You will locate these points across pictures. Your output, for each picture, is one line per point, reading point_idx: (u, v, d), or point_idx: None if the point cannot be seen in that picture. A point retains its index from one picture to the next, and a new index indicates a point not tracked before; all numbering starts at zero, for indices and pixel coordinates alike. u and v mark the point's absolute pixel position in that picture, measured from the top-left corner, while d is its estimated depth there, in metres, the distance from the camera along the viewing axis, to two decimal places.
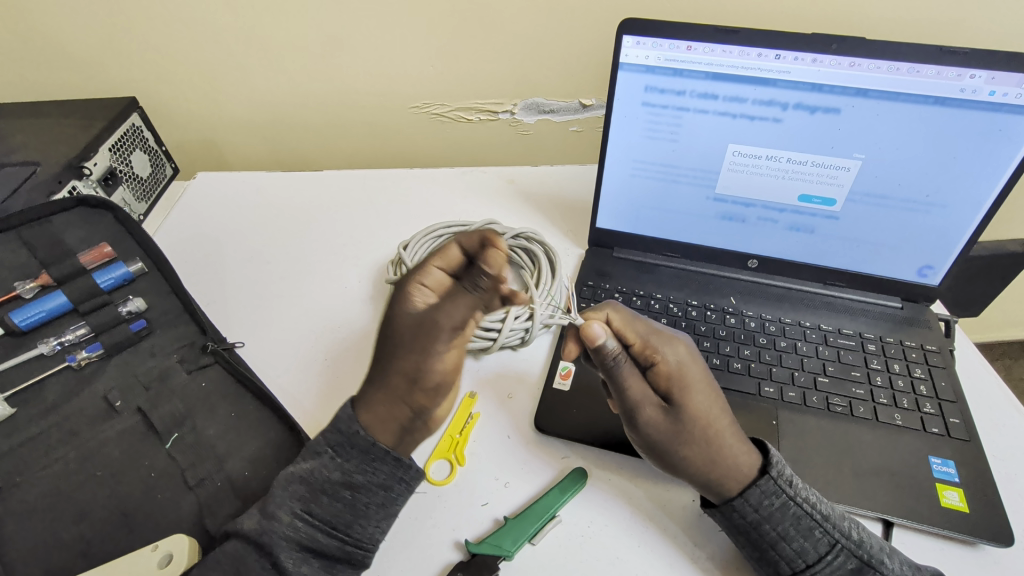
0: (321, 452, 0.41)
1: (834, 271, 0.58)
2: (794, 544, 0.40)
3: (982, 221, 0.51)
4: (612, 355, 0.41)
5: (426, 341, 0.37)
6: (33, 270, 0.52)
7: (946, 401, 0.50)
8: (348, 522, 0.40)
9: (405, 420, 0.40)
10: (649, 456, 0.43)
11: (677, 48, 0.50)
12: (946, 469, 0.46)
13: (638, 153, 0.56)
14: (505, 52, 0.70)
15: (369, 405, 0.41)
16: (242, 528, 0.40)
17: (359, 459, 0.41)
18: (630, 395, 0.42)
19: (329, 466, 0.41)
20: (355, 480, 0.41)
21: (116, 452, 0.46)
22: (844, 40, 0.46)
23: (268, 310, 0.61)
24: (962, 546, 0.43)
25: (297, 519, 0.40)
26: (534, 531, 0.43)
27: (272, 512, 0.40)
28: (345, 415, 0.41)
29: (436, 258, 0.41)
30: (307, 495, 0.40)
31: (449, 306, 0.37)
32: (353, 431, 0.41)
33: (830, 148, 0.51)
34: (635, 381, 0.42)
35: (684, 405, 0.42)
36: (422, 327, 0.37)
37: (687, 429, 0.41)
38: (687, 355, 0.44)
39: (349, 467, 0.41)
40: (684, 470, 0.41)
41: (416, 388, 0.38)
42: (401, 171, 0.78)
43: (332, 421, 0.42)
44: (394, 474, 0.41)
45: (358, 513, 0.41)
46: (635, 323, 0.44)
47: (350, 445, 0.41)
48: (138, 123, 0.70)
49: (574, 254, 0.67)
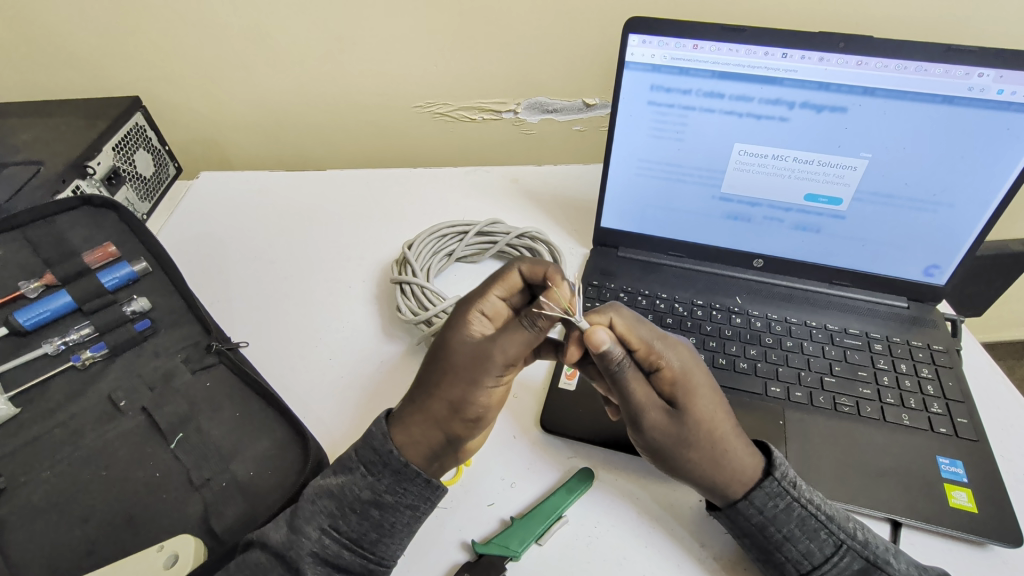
0: (352, 468, 0.41)
1: (839, 270, 0.58)
2: (800, 546, 0.40)
3: (990, 220, 0.51)
4: (616, 360, 0.39)
5: (477, 371, 0.38)
6: (38, 269, 0.52)
7: (954, 401, 0.50)
8: (374, 541, 0.40)
9: (437, 446, 0.40)
10: (654, 460, 0.43)
11: (683, 46, 0.50)
12: (954, 469, 0.45)
13: (643, 152, 0.56)
14: (509, 51, 0.69)
15: (403, 428, 0.40)
16: (268, 540, 0.40)
17: (391, 480, 0.40)
18: (636, 402, 0.40)
19: (360, 483, 0.40)
20: (384, 501, 0.40)
21: (121, 452, 0.46)
22: (851, 38, 0.46)
23: (271, 310, 0.60)
24: (970, 546, 0.43)
25: (324, 535, 0.40)
26: (541, 532, 0.43)
27: (301, 526, 0.40)
28: (380, 432, 0.41)
29: (498, 284, 0.42)
30: (335, 512, 0.40)
31: (511, 339, 0.39)
32: (387, 451, 0.40)
33: (836, 147, 0.51)
34: (640, 387, 0.40)
35: (690, 411, 0.41)
36: (479, 358, 0.39)
37: (693, 435, 0.40)
38: (689, 357, 0.43)
39: (379, 487, 0.40)
40: (689, 474, 0.41)
41: (457, 418, 0.39)
42: (405, 171, 0.78)
43: (366, 437, 0.41)
44: (423, 495, 0.40)
45: (384, 532, 0.40)
46: (640, 326, 0.42)
47: (383, 465, 0.40)
48: (141, 122, 0.70)
49: (578, 253, 0.67)
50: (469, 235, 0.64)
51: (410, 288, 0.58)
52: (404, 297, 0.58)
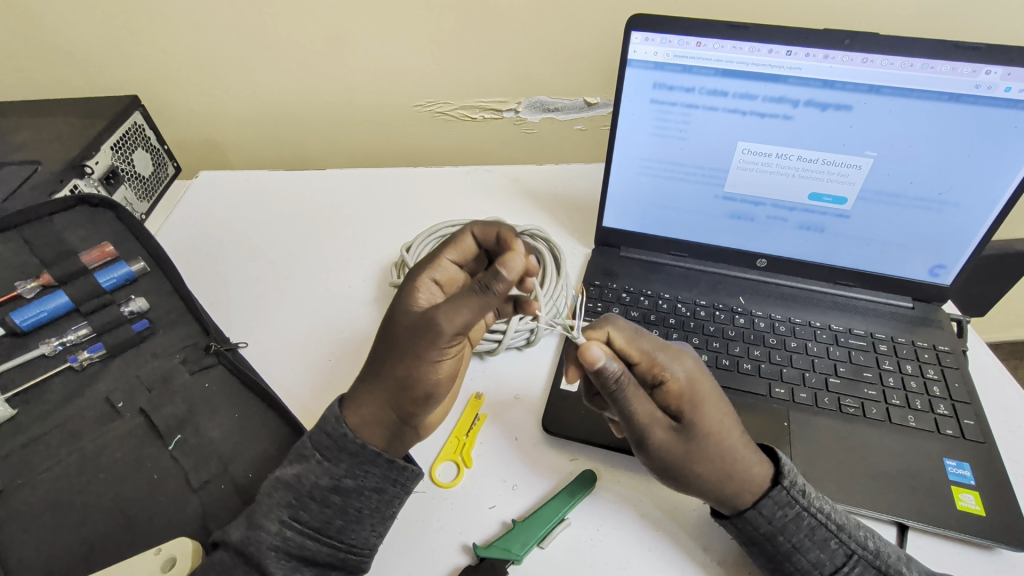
0: (308, 456, 0.40)
1: (844, 271, 0.57)
2: (809, 555, 0.39)
3: (997, 219, 0.50)
4: (613, 377, 0.38)
5: (419, 344, 0.36)
6: (35, 270, 0.51)
7: (960, 402, 0.49)
8: (339, 528, 0.40)
9: (393, 426, 0.39)
10: (661, 476, 0.42)
11: (687, 44, 0.49)
12: (961, 472, 0.45)
13: (646, 151, 0.56)
14: (510, 50, 0.69)
15: (356, 404, 0.40)
16: (229, 538, 0.39)
17: (349, 463, 0.40)
18: (642, 420, 0.39)
19: (317, 471, 0.40)
20: (344, 485, 0.40)
21: (119, 454, 0.46)
22: (857, 35, 0.45)
23: (270, 311, 0.60)
24: (978, 550, 0.42)
25: (286, 528, 0.39)
26: (543, 534, 0.43)
27: (259, 522, 0.39)
28: (332, 415, 0.41)
29: (449, 249, 0.42)
30: (295, 503, 0.39)
31: (449, 304, 0.36)
32: (341, 434, 0.40)
33: (842, 145, 0.50)
34: (645, 402, 0.39)
35: (697, 423, 0.40)
36: (419, 327, 0.36)
37: (703, 450, 0.40)
38: (694, 367, 0.42)
39: (338, 472, 0.40)
40: (697, 487, 0.40)
41: (404, 392, 0.37)
42: (405, 171, 0.77)
43: (319, 423, 0.41)
44: (386, 476, 0.40)
45: (349, 518, 0.40)
46: (640, 340, 0.42)
47: (338, 449, 0.40)
48: (139, 121, 0.69)
49: (580, 253, 0.66)
50: None
51: None
52: None
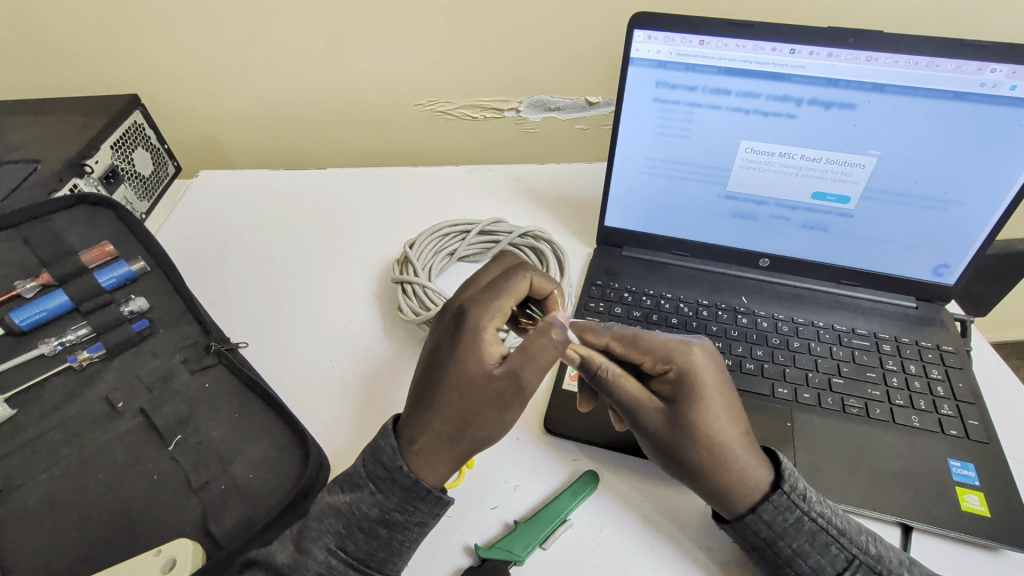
0: (360, 485, 0.39)
1: (847, 270, 0.57)
2: (810, 560, 0.39)
3: (1002, 218, 0.50)
4: (594, 364, 0.43)
5: (511, 401, 0.38)
6: (34, 269, 0.51)
7: (964, 403, 0.49)
8: (382, 560, 0.39)
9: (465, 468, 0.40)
10: (657, 459, 0.44)
11: (689, 42, 0.49)
12: (966, 473, 0.45)
13: (649, 150, 0.56)
14: (511, 48, 0.69)
15: (427, 459, 0.38)
16: (274, 560, 0.38)
17: (401, 497, 0.38)
18: (631, 399, 0.43)
19: (368, 501, 0.39)
20: (393, 518, 0.38)
21: (118, 456, 0.45)
22: (861, 33, 0.45)
23: (270, 312, 0.60)
24: (982, 550, 0.42)
25: (331, 556, 0.38)
26: (545, 535, 0.43)
27: (306, 547, 0.39)
28: (388, 446, 0.39)
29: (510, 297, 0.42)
30: (343, 531, 0.39)
31: (535, 365, 0.38)
32: (396, 467, 0.38)
33: (845, 144, 0.50)
34: (632, 383, 0.43)
35: (691, 410, 0.42)
36: (509, 388, 0.38)
37: (689, 438, 0.41)
38: (708, 366, 0.43)
39: (389, 505, 0.38)
40: (688, 475, 0.42)
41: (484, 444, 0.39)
42: (406, 171, 0.77)
43: (373, 451, 0.40)
44: (434, 510, 0.39)
45: (393, 550, 0.39)
46: (643, 338, 0.44)
47: (391, 482, 0.38)
48: (140, 121, 0.69)
49: (582, 253, 0.66)
50: (472, 234, 0.63)
51: (411, 288, 0.57)
52: (406, 297, 0.58)
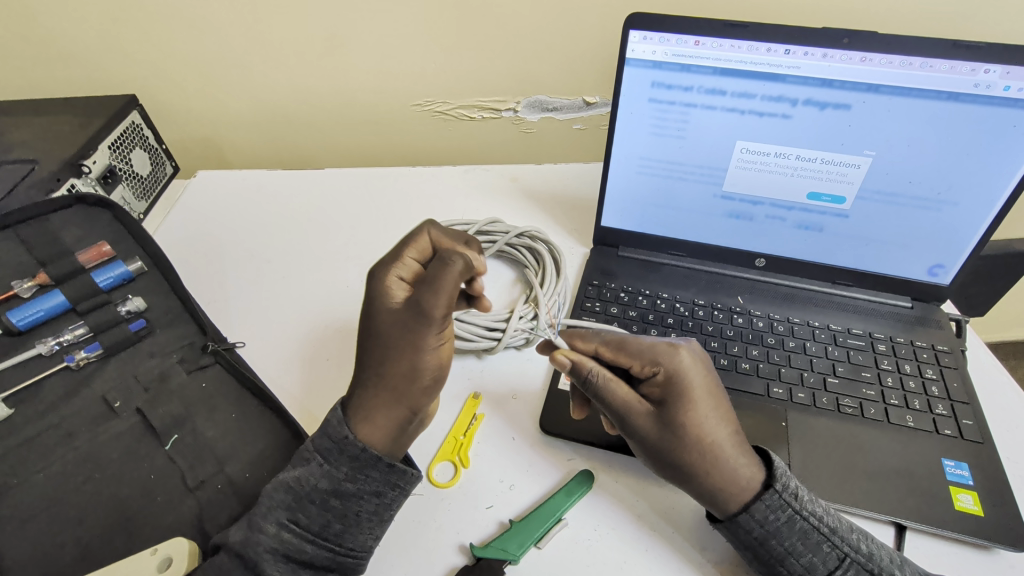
0: (310, 459, 0.41)
1: (842, 270, 0.57)
2: (802, 559, 0.39)
3: (996, 218, 0.50)
4: (584, 369, 0.43)
5: (416, 335, 0.39)
6: (31, 269, 0.51)
7: (958, 402, 0.49)
8: (338, 532, 0.39)
9: (404, 421, 0.40)
10: (648, 463, 0.43)
11: (685, 43, 0.49)
12: (959, 472, 0.45)
13: (645, 150, 0.56)
14: (509, 49, 0.69)
15: (365, 414, 0.40)
16: (229, 540, 0.39)
17: (350, 466, 0.40)
18: (619, 402, 0.43)
19: (318, 473, 0.40)
20: (344, 488, 0.40)
21: (115, 455, 0.46)
22: (856, 34, 0.45)
23: (267, 312, 0.60)
24: (975, 549, 0.42)
25: (283, 530, 0.39)
26: (540, 534, 0.43)
27: (259, 523, 0.39)
28: (335, 419, 0.41)
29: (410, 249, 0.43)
30: (294, 505, 0.39)
31: (431, 291, 0.38)
32: (343, 436, 0.40)
33: (840, 144, 0.50)
34: (622, 386, 0.43)
35: (680, 412, 0.42)
36: (409, 321, 0.39)
37: (679, 439, 0.41)
38: (695, 368, 0.43)
39: (338, 475, 0.40)
40: (679, 477, 0.42)
41: (414, 388, 0.40)
42: (403, 171, 0.77)
43: (322, 427, 0.41)
44: (387, 480, 0.40)
45: (348, 522, 0.39)
46: (629, 342, 0.45)
47: (340, 452, 0.40)
48: (138, 121, 0.69)
49: (579, 253, 0.66)
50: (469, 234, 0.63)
51: None
52: None
